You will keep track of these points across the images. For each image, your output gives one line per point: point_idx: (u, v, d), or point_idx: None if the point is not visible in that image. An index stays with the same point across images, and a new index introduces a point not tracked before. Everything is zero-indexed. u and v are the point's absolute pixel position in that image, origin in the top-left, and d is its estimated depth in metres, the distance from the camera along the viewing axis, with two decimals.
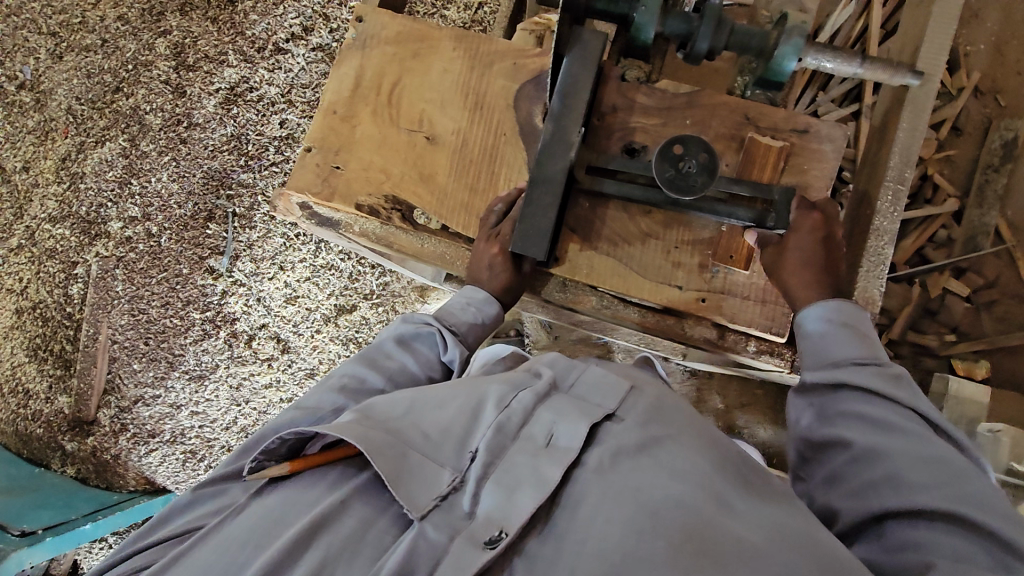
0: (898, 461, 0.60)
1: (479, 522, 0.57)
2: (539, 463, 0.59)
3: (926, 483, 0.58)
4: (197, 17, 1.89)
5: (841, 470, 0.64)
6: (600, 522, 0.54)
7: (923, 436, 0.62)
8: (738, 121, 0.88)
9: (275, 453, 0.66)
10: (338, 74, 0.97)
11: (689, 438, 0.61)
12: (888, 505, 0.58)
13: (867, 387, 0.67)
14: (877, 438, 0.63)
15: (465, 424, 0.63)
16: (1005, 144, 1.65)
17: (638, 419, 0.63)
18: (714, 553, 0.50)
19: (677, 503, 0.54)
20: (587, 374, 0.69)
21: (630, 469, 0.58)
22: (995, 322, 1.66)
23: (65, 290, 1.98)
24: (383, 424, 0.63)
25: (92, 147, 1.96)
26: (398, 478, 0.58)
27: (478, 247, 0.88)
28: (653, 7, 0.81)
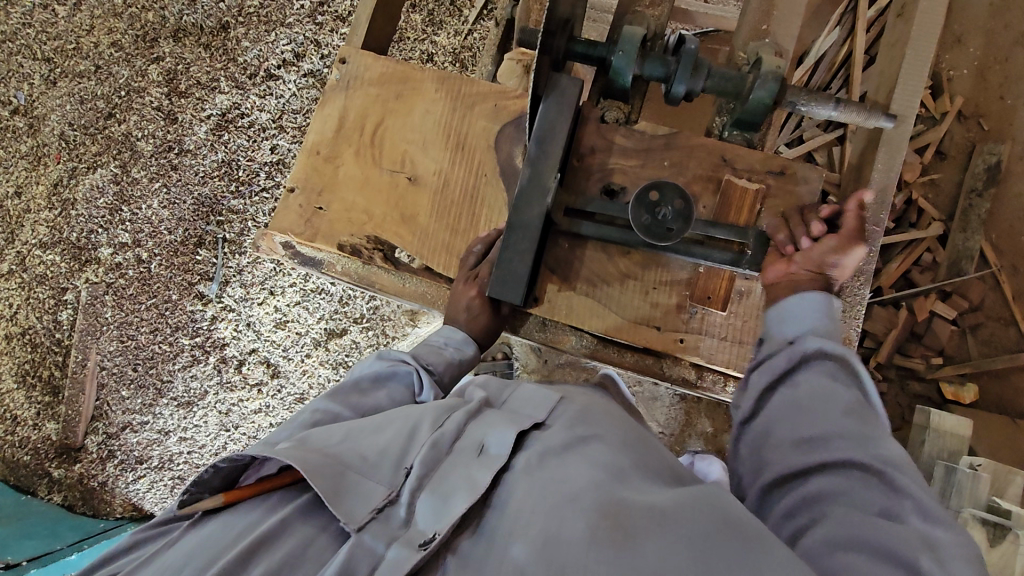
0: (839, 421, 0.64)
1: (416, 530, 0.56)
2: (473, 470, 0.59)
3: (862, 443, 0.62)
4: (190, 43, 1.91)
5: (785, 429, 0.67)
6: (526, 513, 0.55)
7: (872, 439, 0.62)
8: (715, 163, 0.89)
9: (208, 485, 0.62)
10: (321, 115, 0.98)
11: (614, 435, 0.62)
12: (830, 461, 0.61)
13: (834, 378, 0.68)
14: (829, 429, 0.64)
15: (404, 440, 0.62)
16: (989, 168, 1.67)
17: (565, 423, 0.63)
18: (627, 527, 0.51)
19: (593, 487, 0.55)
20: (519, 391, 0.70)
21: (557, 468, 0.58)
22: (980, 345, 1.69)
23: (55, 316, 1.97)
24: (320, 447, 0.60)
25: (83, 173, 1.97)
26: (337, 494, 0.56)
27: (457, 289, 0.89)
28: (631, 51, 0.82)
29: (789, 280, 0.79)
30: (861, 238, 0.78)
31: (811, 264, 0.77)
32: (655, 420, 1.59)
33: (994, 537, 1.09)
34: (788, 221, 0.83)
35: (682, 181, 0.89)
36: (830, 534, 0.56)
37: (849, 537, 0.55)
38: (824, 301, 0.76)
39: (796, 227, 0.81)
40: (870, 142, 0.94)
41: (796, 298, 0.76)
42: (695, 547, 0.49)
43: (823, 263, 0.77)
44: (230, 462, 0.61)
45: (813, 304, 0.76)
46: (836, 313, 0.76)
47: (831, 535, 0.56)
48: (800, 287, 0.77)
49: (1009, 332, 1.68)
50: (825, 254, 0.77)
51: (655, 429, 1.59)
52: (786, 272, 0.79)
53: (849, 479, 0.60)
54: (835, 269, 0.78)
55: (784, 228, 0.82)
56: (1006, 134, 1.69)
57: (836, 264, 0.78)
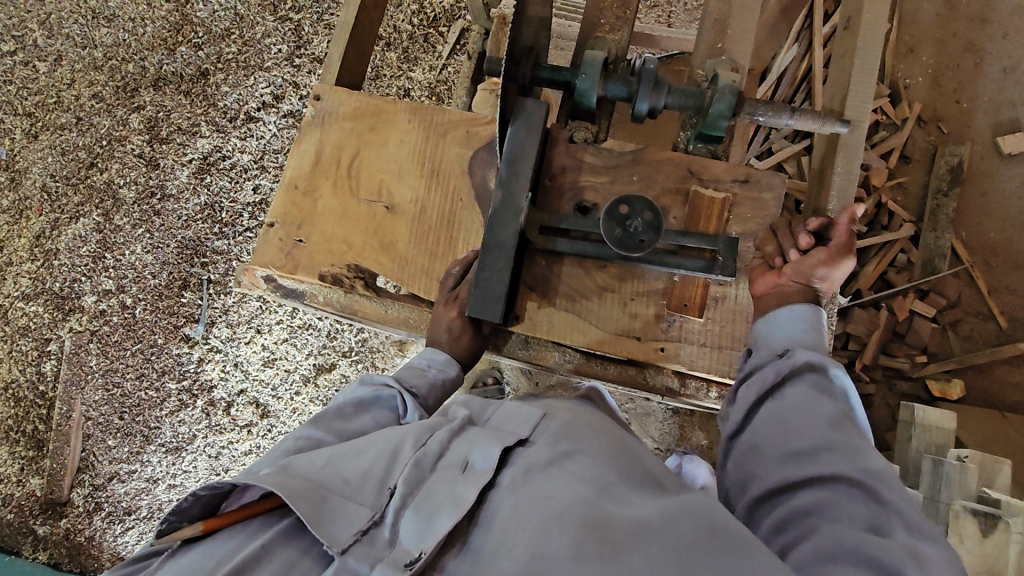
0: (823, 432, 0.64)
1: (400, 550, 0.57)
2: (455, 486, 0.60)
3: (847, 454, 0.62)
4: (170, 91, 1.95)
5: (772, 441, 0.67)
6: (511, 527, 0.55)
7: (856, 449, 0.62)
8: (682, 175, 0.92)
9: (186, 513, 0.62)
10: (298, 150, 1.00)
11: (600, 450, 0.62)
12: (814, 471, 0.62)
13: (818, 390, 0.69)
14: (815, 441, 0.64)
15: (386, 463, 0.63)
16: (951, 169, 1.73)
17: (550, 438, 0.63)
18: (614, 543, 0.51)
19: (579, 503, 0.55)
20: (503, 408, 0.70)
21: (542, 482, 0.58)
22: (962, 340, 1.73)
23: (38, 368, 1.95)
24: (302, 473, 0.61)
25: (66, 224, 1.97)
26: (319, 518, 0.57)
27: (437, 311, 0.90)
28: (593, 74, 0.86)
29: (777, 293, 0.82)
30: (849, 251, 0.81)
31: (799, 277, 0.81)
32: (650, 435, 1.59)
33: (986, 526, 1.07)
34: (779, 234, 0.87)
35: (652, 194, 0.91)
36: (816, 544, 0.56)
37: (835, 546, 0.55)
38: (809, 313, 0.78)
39: (784, 241, 0.86)
40: (831, 147, 0.98)
41: (784, 309, 0.79)
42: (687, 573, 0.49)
43: (810, 276, 0.81)
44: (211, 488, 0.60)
45: (800, 315, 0.78)
46: (824, 333, 0.78)
47: (817, 544, 0.56)
48: (787, 298, 0.81)
49: (987, 326, 1.72)
50: (812, 267, 0.80)
51: (651, 444, 1.59)
52: (775, 283, 0.83)
53: (837, 491, 0.60)
54: (823, 282, 0.81)
55: (774, 241, 0.87)
56: (965, 135, 1.76)
57: (824, 277, 0.81)
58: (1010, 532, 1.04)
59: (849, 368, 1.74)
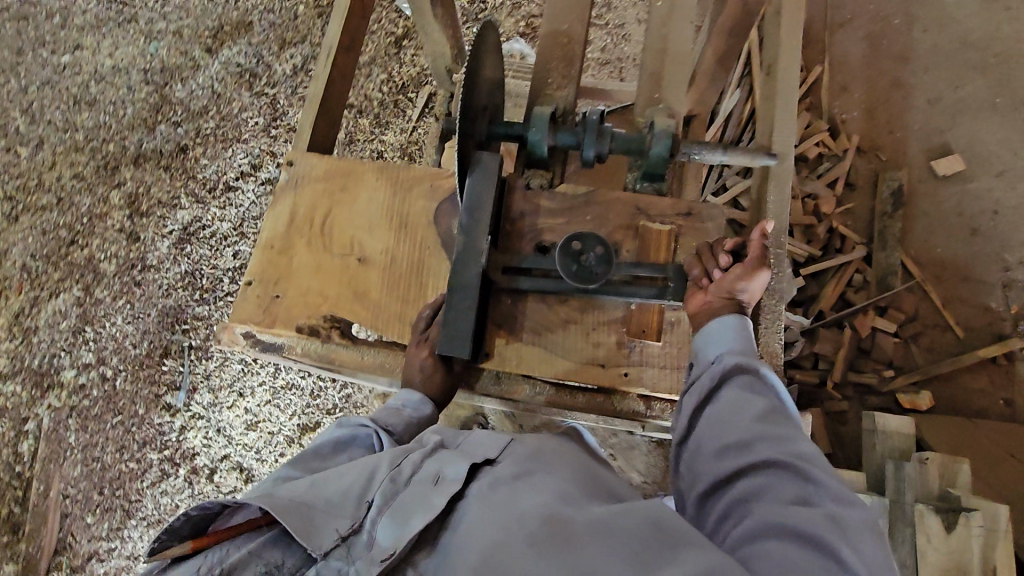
0: (755, 425, 0.69)
1: (378, 549, 0.60)
2: (429, 494, 0.63)
3: (778, 441, 0.67)
4: (151, 167, 2.03)
5: (712, 440, 0.71)
6: (474, 528, 0.59)
7: (784, 436, 0.68)
8: (631, 212, 1.00)
9: (178, 533, 0.64)
10: (273, 212, 1.06)
11: (561, 469, 0.67)
12: (750, 462, 0.66)
13: (748, 387, 0.74)
14: (748, 434, 0.69)
15: (365, 477, 0.65)
16: (893, 192, 1.87)
17: (517, 458, 0.67)
18: (568, 532, 0.56)
19: (541, 507, 0.59)
20: (474, 434, 0.73)
21: (506, 491, 0.62)
22: (925, 352, 1.80)
23: (14, 449, 1.91)
24: (286, 489, 0.63)
25: (45, 300, 1.99)
26: (304, 528, 0.59)
27: (410, 352, 0.94)
28: (543, 126, 0.95)
29: (707, 309, 0.86)
30: (765, 261, 0.85)
31: (722, 293, 0.85)
32: (637, 469, 1.61)
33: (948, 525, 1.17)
34: (702, 255, 0.91)
35: (605, 231, 0.99)
36: (758, 528, 0.61)
37: (774, 527, 0.60)
38: (737, 322, 0.83)
39: (708, 260, 0.89)
40: (765, 179, 1.07)
41: (714, 322, 0.84)
42: (634, 556, 0.53)
43: (732, 290, 0.85)
44: (203, 509, 0.64)
45: (728, 326, 0.83)
46: (751, 333, 0.84)
47: (758, 528, 0.61)
48: (716, 313, 0.85)
49: (946, 336, 1.80)
50: (734, 281, 0.85)
51: (638, 478, 1.60)
52: (704, 301, 0.87)
53: (773, 476, 0.65)
54: (745, 293, 0.85)
55: (698, 262, 0.90)
56: (901, 161, 1.90)
57: (745, 290, 0.85)
58: (971, 527, 1.16)
59: (821, 387, 1.80)
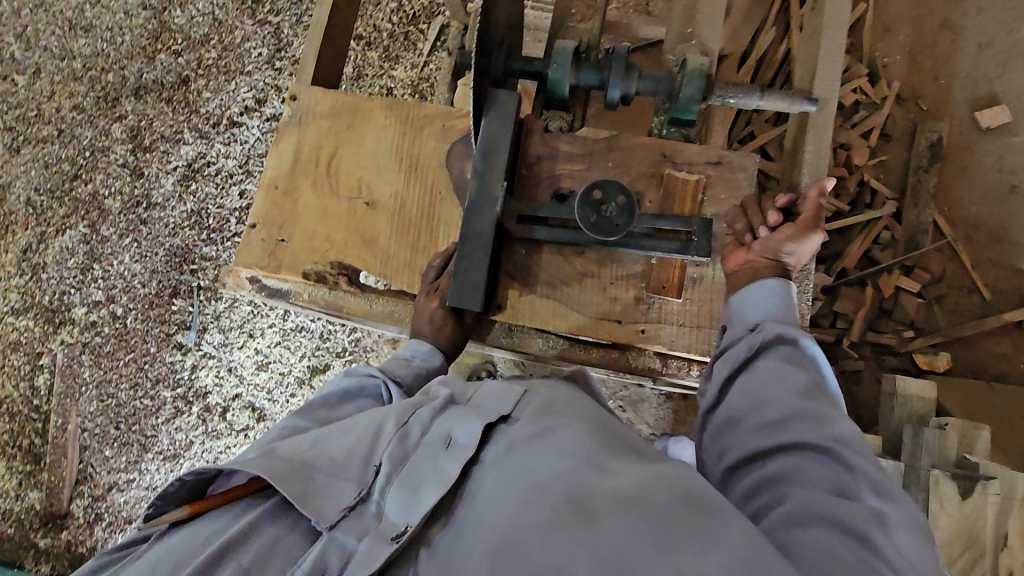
0: (793, 401, 0.66)
1: (387, 523, 0.61)
2: (440, 462, 0.64)
3: (817, 421, 0.64)
4: (152, 99, 1.96)
5: (746, 413, 0.69)
6: (491, 505, 0.59)
7: (823, 416, 0.64)
8: (656, 160, 0.93)
9: (172, 499, 0.67)
10: (276, 150, 1.00)
11: (575, 424, 0.64)
12: (785, 440, 0.64)
13: (786, 360, 0.70)
14: (785, 410, 0.66)
15: (369, 441, 0.67)
16: (931, 144, 1.76)
17: (531, 416, 0.67)
18: (588, 510, 0.53)
19: (562, 478, 0.57)
20: (484, 388, 0.74)
21: (525, 458, 0.61)
22: (947, 314, 1.75)
23: (31, 382, 1.96)
24: (287, 455, 0.65)
25: (52, 236, 1.98)
26: (306, 495, 0.62)
27: (419, 302, 0.91)
28: (565, 63, 0.87)
29: (749, 269, 0.83)
30: (816, 225, 0.82)
31: (768, 252, 0.82)
32: (645, 422, 1.61)
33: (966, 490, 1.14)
34: (748, 211, 0.88)
35: (627, 179, 0.92)
36: (791, 511, 0.58)
37: (810, 512, 0.57)
38: (783, 283, 0.80)
39: (754, 217, 0.87)
40: (802, 127, 0.99)
41: (755, 284, 0.81)
42: (653, 530, 0.50)
43: (778, 251, 0.82)
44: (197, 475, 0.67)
45: (771, 290, 0.79)
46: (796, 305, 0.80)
47: (790, 512, 0.58)
48: (759, 274, 0.82)
49: (970, 298, 1.74)
50: (780, 242, 0.82)
51: (646, 430, 1.60)
52: (745, 260, 0.85)
53: (810, 457, 0.62)
54: (791, 256, 0.83)
55: (744, 218, 0.88)
56: (942, 111, 1.79)
57: (792, 252, 0.82)
58: (988, 494, 1.11)
59: (838, 345, 1.76)
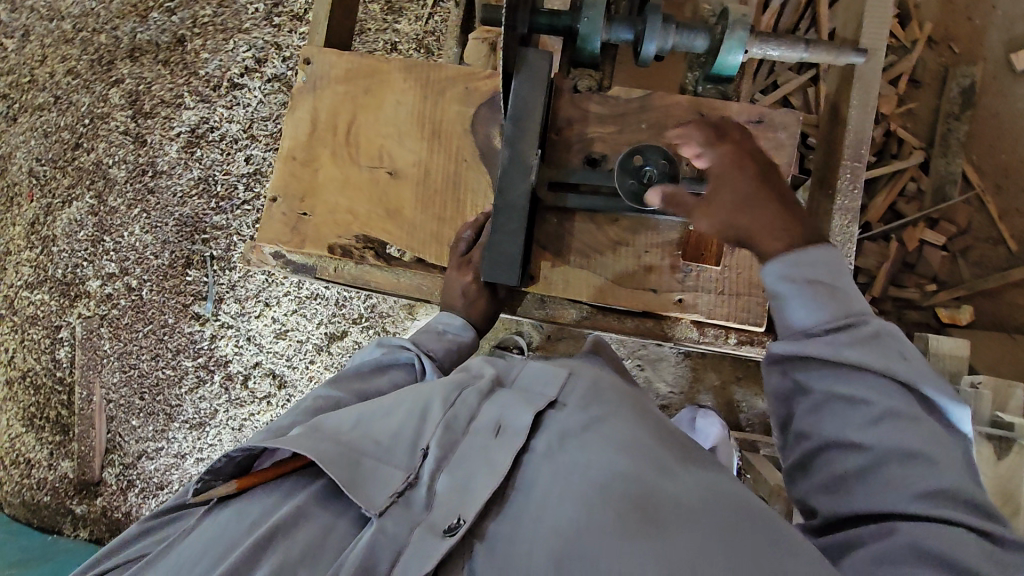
0: (880, 430, 0.60)
1: (439, 512, 0.61)
2: (491, 451, 0.65)
3: (914, 454, 0.58)
4: (148, 62, 1.88)
5: (830, 443, 0.63)
6: (551, 501, 0.60)
7: (917, 445, 0.58)
8: (692, 120, 0.88)
9: (222, 473, 0.66)
10: (292, 118, 0.96)
11: (626, 412, 0.68)
12: (876, 476, 0.59)
13: (864, 377, 0.62)
14: (873, 440, 0.60)
15: (416, 424, 0.67)
16: (963, 90, 1.69)
17: (579, 401, 0.69)
18: (655, 516, 0.57)
19: (622, 478, 0.60)
20: (529, 368, 0.75)
21: (578, 450, 0.64)
22: (972, 267, 1.71)
23: (53, 355, 1.97)
24: (333, 435, 0.64)
25: (59, 208, 1.95)
26: (355, 481, 0.61)
27: (451, 275, 0.89)
28: (597, 17, 0.81)
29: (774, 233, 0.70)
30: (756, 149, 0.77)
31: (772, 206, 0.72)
32: (664, 380, 1.60)
33: (1001, 449, 1.15)
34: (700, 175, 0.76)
35: (663, 141, 0.88)
36: (885, 547, 0.56)
37: (909, 545, 0.55)
38: (819, 246, 0.68)
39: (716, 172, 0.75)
40: (845, 79, 0.93)
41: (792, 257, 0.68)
42: (722, 540, 0.55)
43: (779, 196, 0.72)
44: (245, 451, 0.66)
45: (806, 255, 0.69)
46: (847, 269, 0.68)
47: (886, 547, 0.56)
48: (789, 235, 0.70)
49: (997, 251, 1.71)
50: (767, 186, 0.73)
51: (665, 389, 1.60)
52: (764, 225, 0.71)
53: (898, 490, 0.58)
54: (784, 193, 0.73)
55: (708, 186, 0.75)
56: (977, 54, 1.70)
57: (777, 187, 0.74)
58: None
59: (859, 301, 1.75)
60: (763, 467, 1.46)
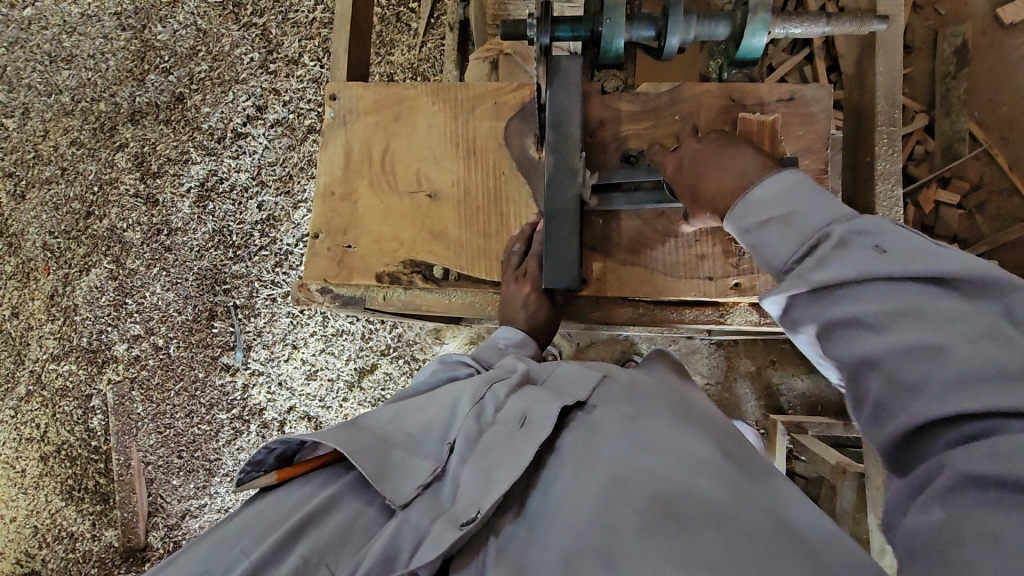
0: (905, 347, 0.48)
1: (460, 504, 0.60)
2: (513, 440, 0.62)
3: (954, 367, 0.46)
4: (150, 123, 1.90)
5: (861, 379, 0.52)
6: (568, 500, 0.58)
7: (957, 356, 0.46)
8: (725, 105, 0.89)
9: (263, 464, 0.68)
10: (326, 155, 0.97)
11: (665, 412, 0.65)
12: (921, 407, 0.47)
13: (863, 295, 0.52)
14: (902, 364, 0.48)
15: (446, 419, 0.67)
16: (957, 49, 1.70)
17: (612, 402, 0.66)
18: (678, 516, 0.53)
19: (645, 478, 0.56)
20: (561, 368, 0.72)
21: (605, 445, 0.61)
22: (990, 221, 1.72)
23: (86, 425, 1.95)
24: (368, 429, 0.66)
25: (77, 277, 1.95)
26: (383, 473, 0.62)
27: (509, 289, 0.89)
28: (619, 19, 0.81)
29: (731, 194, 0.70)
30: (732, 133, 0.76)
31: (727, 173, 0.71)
32: (700, 373, 1.59)
33: None
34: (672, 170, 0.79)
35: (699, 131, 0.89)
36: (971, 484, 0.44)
37: (973, 481, 0.44)
38: (775, 178, 0.65)
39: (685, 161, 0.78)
40: (865, 48, 0.95)
41: (756, 198, 0.65)
42: (757, 545, 0.51)
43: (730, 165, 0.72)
44: (286, 443, 0.67)
45: (777, 191, 0.64)
46: (812, 186, 0.62)
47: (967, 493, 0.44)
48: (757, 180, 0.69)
49: (1013, 201, 1.71)
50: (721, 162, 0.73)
51: (701, 381, 1.59)
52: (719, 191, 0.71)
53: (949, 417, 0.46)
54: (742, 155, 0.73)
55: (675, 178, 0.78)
56: (963, 13, 1.73)
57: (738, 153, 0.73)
58: None
59: None
60: (816, 447, 1.44)
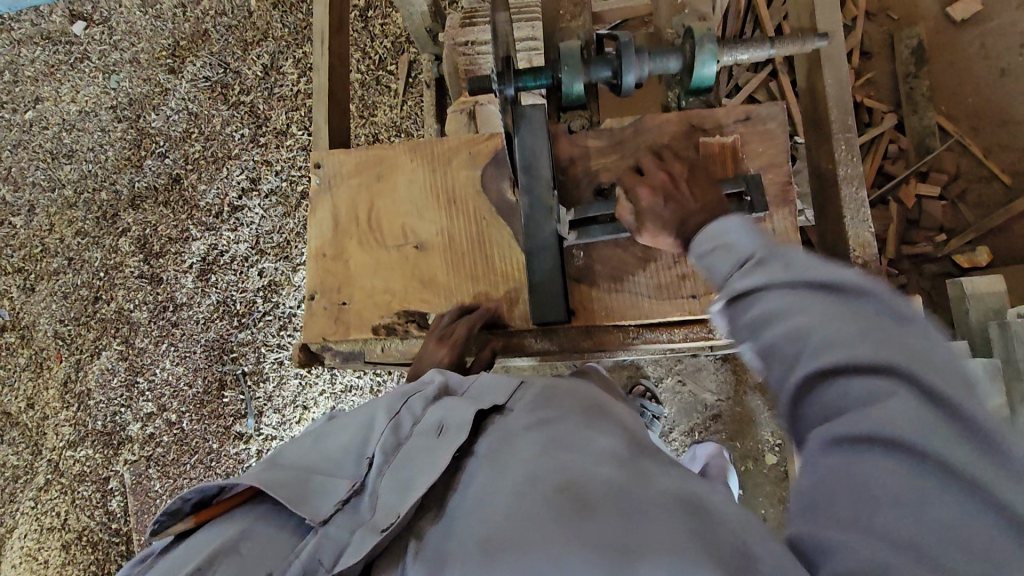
0: (819, 329, 0.51)
1: (380, 514, 0.59)
2: (432, 447, 0.64)
3: (854, 345, 0.49)
4: (150, 206, 1.97)
5: (782, 360, 0.53)
6: (483, 499, 0.57)
7: (859, 335, 0.49)
8: (687, 132, 0.93)
9: (178, 509, 0.62)
10: (316, 220, 1.01)
11: (575, 412, 0.66)
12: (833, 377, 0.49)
13: (782, 288, 0.55)
14: (815, 344, 0.51)
15: (363, 438, 0.68)
16: (913, 50, 1.77)
17: (527, 405, 0.68)
18: (585, 501, 0.52)
19: (555, 470, 0.56)
20: (481, 379, 0.74)
21: (518, 446, 0.61)
22: (974, 209, 1.74)
23: (105, 508, 1.96)
24: (290, 463, 0.64)
25: (89, 361, 1.99)
26: (301, 497, 0.60)
27: (431, 347, 0.92)
28: (575, 65, 0.86)
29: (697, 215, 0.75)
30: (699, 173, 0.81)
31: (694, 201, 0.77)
32: (708, 389, 1.59)
33: None
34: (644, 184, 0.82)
35: None
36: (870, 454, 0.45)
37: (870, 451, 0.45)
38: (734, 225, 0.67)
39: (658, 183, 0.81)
40: (813, 62, 1.00)
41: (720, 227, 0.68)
42: (665, 524, 0.49)
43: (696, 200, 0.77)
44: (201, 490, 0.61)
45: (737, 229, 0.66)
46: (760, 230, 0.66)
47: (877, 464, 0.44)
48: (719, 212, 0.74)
49: (992, 187, 1.74)
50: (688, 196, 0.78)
51: (709, 398, 1.59)
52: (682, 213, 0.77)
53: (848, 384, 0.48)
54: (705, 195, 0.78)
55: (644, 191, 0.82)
56: (915, 16, 1.80)
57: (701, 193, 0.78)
58: None
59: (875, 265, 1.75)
60: None
